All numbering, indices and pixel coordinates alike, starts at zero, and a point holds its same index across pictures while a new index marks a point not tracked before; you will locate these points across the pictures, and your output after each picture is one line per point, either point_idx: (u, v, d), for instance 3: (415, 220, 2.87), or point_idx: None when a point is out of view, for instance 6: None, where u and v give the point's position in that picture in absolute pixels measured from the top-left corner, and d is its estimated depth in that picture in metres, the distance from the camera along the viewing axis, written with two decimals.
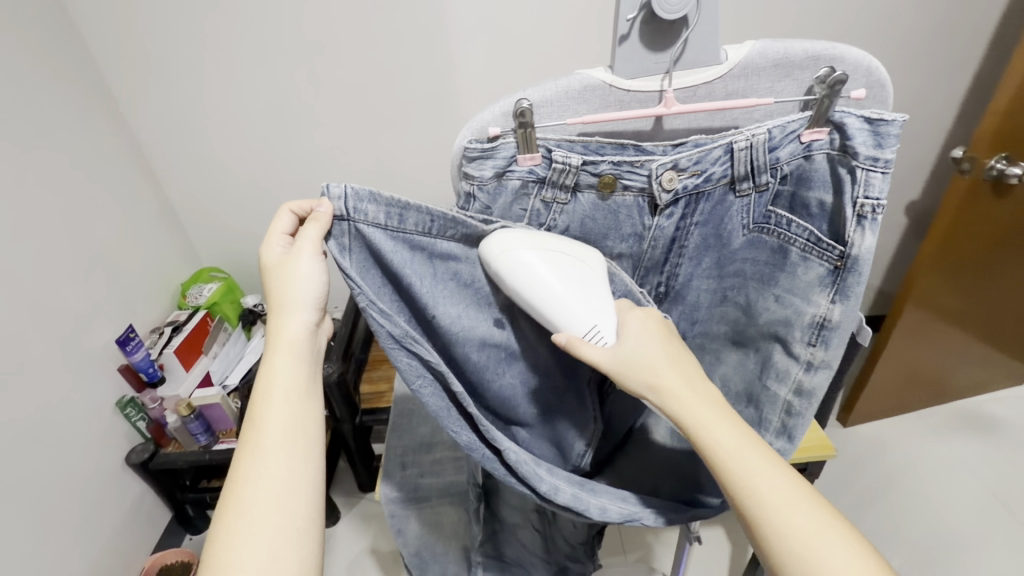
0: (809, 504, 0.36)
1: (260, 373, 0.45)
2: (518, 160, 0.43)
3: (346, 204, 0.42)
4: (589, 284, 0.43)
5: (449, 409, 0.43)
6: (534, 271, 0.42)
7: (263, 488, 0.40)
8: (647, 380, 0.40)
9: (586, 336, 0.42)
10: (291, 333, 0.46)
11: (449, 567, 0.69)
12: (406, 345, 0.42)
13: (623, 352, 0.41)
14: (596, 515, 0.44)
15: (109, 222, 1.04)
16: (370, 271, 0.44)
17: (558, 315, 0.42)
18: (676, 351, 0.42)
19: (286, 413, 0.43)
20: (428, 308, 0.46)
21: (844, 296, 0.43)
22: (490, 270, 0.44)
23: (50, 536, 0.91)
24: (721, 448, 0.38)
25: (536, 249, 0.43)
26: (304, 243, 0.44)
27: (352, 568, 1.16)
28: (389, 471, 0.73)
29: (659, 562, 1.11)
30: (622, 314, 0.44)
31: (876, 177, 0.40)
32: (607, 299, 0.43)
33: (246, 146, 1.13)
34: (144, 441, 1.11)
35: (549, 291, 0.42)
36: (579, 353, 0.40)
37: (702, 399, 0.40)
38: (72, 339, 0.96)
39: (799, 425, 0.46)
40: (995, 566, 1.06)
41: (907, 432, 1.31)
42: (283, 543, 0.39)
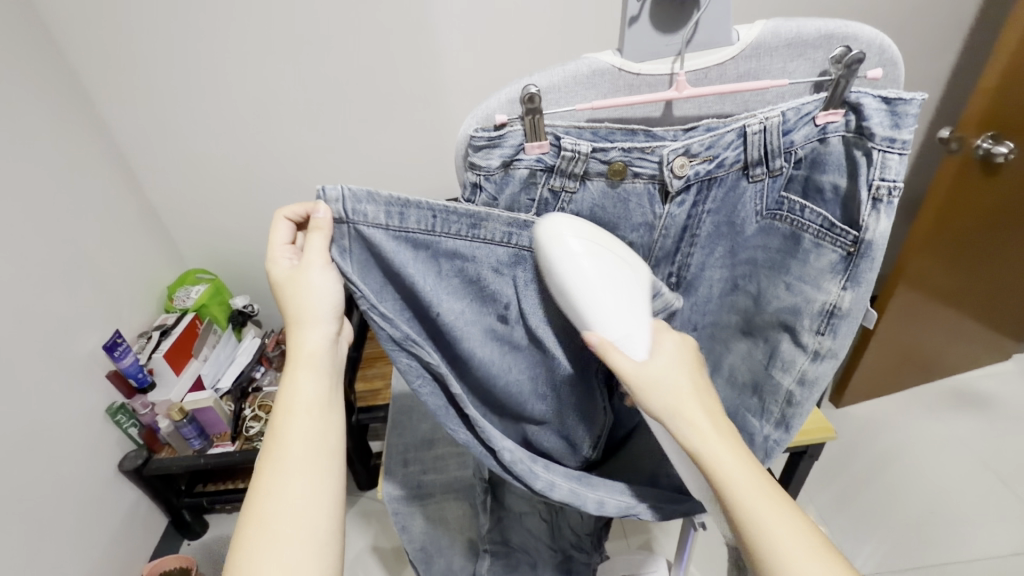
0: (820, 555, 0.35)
1: (281, 388, 0.43)
2: (526, 148, 0.42)
3: (344, 206, 0.40)
4: (632, 293, 0.42)
5: (447, 409, 0.43)
6: (586, 268, 0.40)
7: (288, 504, 0.39)
8: (668, 405, 0.39)
9: (619, 343, 0.41)
10: (311, 346, 0.45)
11: (455, 560, 0.67)
12: (408, 347, 0.41)
13: (649, 368, 0.40)
14: (591, 510, 0.45)
15: (91, 227, 1.01)
16: (372, 273, 0.43)
17: (595, 317, 0.41)
18: (697, 378, 0.41)
19: (310, 424, 0.42)
20: (433, 306, 0.44)
21: (856, 282, 0.43)
22: (539, 257, 0.42)
23: (47, 549, 0.89)
24: (723, 467, 0.37)
25: (594, 245, 0.41)
26: (312, 255, 0.42)
27: (355, 567, 1.14)
28: (390, 469, 0.72)
29: (661, 546, 1.12)
30: (658, 332, 0.43)
31: (893, 158, 0.40)
32: (646, 311, 0.42)
33: (230, 144, 1.10)
34: (137, 448, 1.08)
35: (592, 291, 0.40)
36: (609, 358, 0.40)
37: (719, 429, 0.39)
38: (59, 347, 0.93)
39: (798, 415, 0.47)
40: (992, 540, 1.08)
41: (900, 410, 1.33)
42: (304, 557, 0.38)
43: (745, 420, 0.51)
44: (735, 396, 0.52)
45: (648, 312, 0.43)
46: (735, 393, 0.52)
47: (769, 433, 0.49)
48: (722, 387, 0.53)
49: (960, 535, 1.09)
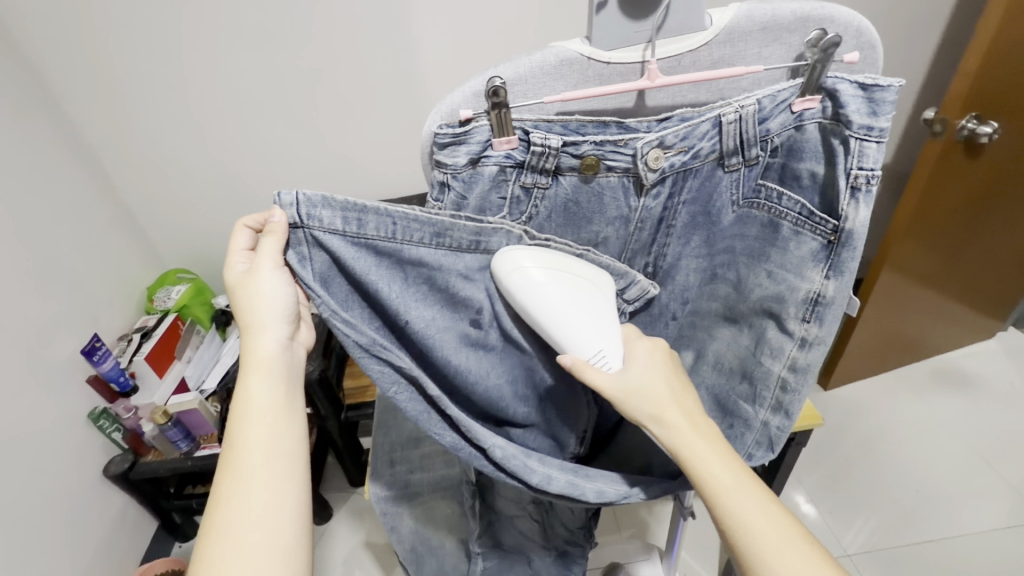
0: (805, 550, 0.35)
1: (236, 396, 0.42)
2: (494, 144, 0.40)
3: (299, 211, 0.38)
4: (598, 309, 0.43)
5: (427, 412, 0.40)
6: (549, 292, 0.42)
7: (245, 516, 0.38)
8: (651, 411, 0.39)
9: (592, 360, 0.41)
10: (263, 352, 0.44)
11: (447, 559, 0.66)
12: (376, 353, 0.39)
13: (627, 379, 0.40)
14: (591, 499, 0.43)
15: (64, 229, 0.98)
16: (333, 280, 0.40)
17: (565, 338, 0.41)
18: (677, 382, 0.41)
19: (267, 429, 0.41)
20: (400, 314, 0.42)
21: (838, 271, 0.42)
22: (502, 287, 0.43)
23: (38, 558, 0.87)
24: (710, 474, 0.37)
25: (553, 271, 0.42)
26: (264, 259, 0.41)
27: (348, 564, 1.14)
28: (377, 470, 0.70)
29: (652, 534, 1.12)
30: (628, 343, 0.44)
31: (870, 146, 0.39)
32: (616, 327, 0.43)
33: (204, 139, 1.06)
34: (122, 452, 1.06)
35: (559, 314, 0.41)
36: (584, 377, 0.40)
37: (702, 433, 0.39)
38: (36, 352, 0.90)
39: (795, 401, 0.44)
40: (979, 517, 1.09)
41: (886, 392, 1.34)
42: (270, 564, 0.37)
43: (736, 407, 0.48)
44: (723, 383, 0.49)
45: (619, 326, 0.44)
46: (722, 380, 0.49)
47: (766, 420, 0.46)
48: (709, 375, 0.50)
49: (948, 512, 1.11)
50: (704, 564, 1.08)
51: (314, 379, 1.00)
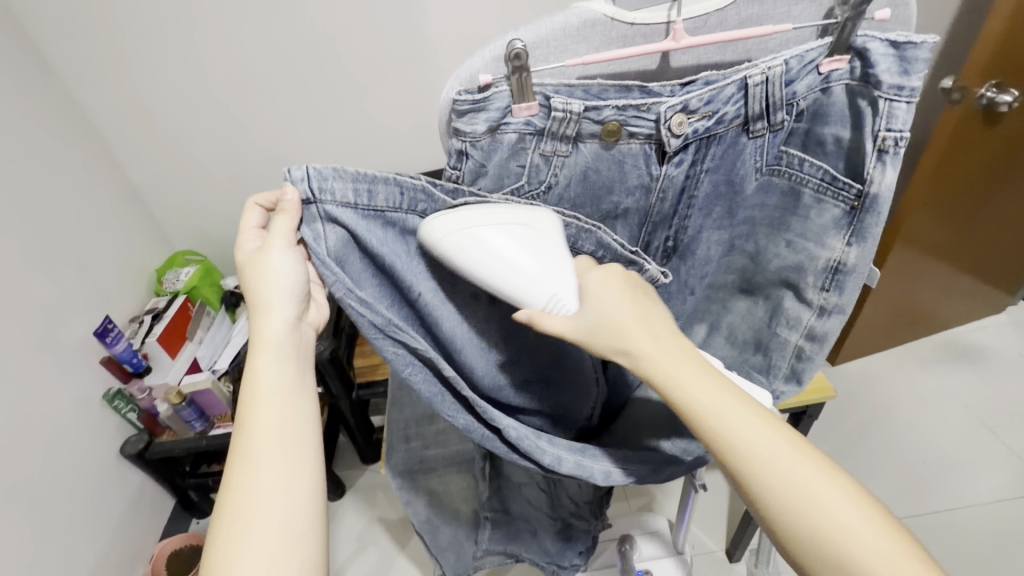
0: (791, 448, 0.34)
1: (245, 377, 0.42)
2: (514, 110, 0.39)
3: (310, 185, 0.38)
4: (545, 248, 0.40)
5: (443, 394, 0.40)
6: (492, 245, 0.38)
7: (260, 501, 0.38)
8: (616, 344, 0.37)
9: (549, 307, 0.39)
10: (271, 331, 0.43)
11: (459, 530, 0.68)
12: (391, 333, 0.38)
13: (584, 316, 0.38)
14: (599, 481, 0.43)
15: (72, 210, 0.97)
16: (347, 257, 0.40)
17: (516, 288, 0.38)
18: (644, 306, 0.39)
19: (276, 414, 0.41)
20: (411, 286, 0.42)
21: (862, 237, 0.41)
22: (443, 251, 0.39)
23: (59, 535, 0.88)
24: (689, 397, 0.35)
25: (485, 226, 0.39)
26: (275, 237, 0.42)
27: (361, 539, 1.16)
28: (391, 445, 0.68)
29: (661, 506, 1.14)
30: (582, 277, 0.41)
31: (901, 107, 0.38)
32: (568, 262, 0.40)
33: (209, 116, 1.05)
34: (138, 432, 1.06)
35: (504, 265, 0.38)
36: (546, 327, 0.38)
37: (675, 356, 0.37)
38: (47, 333, 0.90)
39: (808, 369, 0.46)
40: (986, 488, 1.10)
41: (894, 365, 1.34)
42: (285, 550, 0.37)
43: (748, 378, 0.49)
44: (736, 355, 0.49)
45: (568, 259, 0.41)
46: (735, 352, 0.50)
47: (778, 388, 0.48)
48: (721, 346, 0.50)
49: (956, 482, 1.11)
50: (713, 535, 1.10)
51: (325, 359, 1.00)
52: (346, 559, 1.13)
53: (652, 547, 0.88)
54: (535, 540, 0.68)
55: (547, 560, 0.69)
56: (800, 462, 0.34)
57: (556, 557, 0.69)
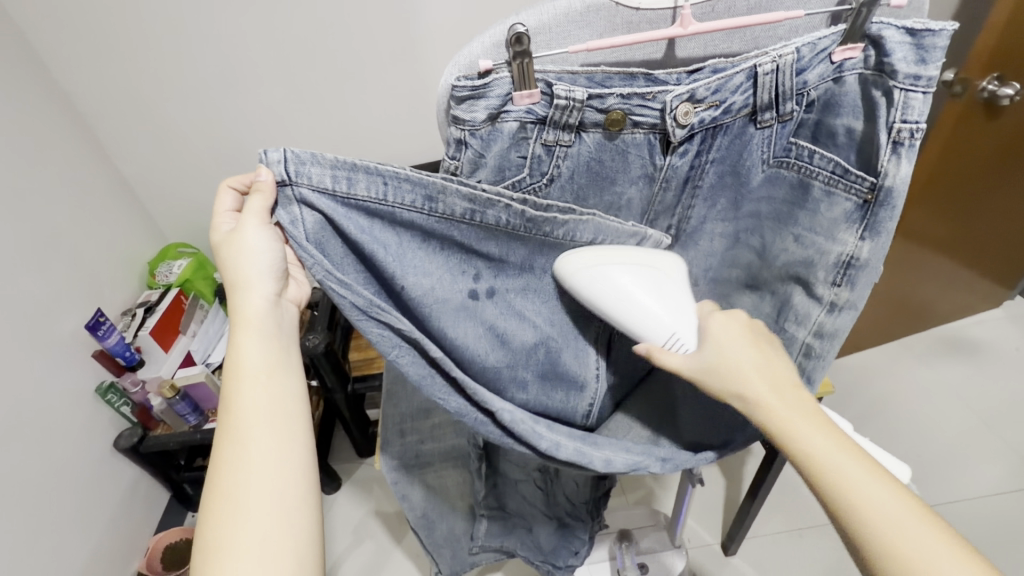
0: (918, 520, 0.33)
1: (226, 358, 0.41)
2: (514, 98, 0.38)
3: (287, 168, 0.37)
4: (670, 292, 0.42)
5: (432, 376, 0.39)
6: (620, 282, 0.42)
7: (249, 483, 0.37)
8: (733, 389, 0.38)
9: (666, 344, 0.41)
10: (253, 310, 0.42)
11: (456, 525, 0.69)
12: (375, 314, 0.37)
13: (702, 361, 0.39)
14: (601, 467, 0.41)
15: (62, 201, 0.95)
16: (327, 241, 0.39)
17: (637, 325, 0.41)
18: (764, 353, 0.39)
19: (263, 391, 0.40)
20: (394, 278, 0.41)
21: (874, 232, 0.39)
22: (572, 284, 0.43)
23: (52, 530, 0.87)
24: (811, 448, 0.35)
25: (620, 264, 0.42)
26: (248, 216, 0.40)
27: (358, 532, 1.16)
28: (387, 440, 0.66)
29: (657, 500, 1.14)
30: (703, 319, 0.42)
31: (916, 97, 0.36)
32: (688, 307, 0.42)
33: (202, 104, 1.03)
34: (131, 426, 1.05)
35: (631, 301, 0.41)
36: (660, 360, 0.40)
37: (795, 407, 0.37)
38: (37, 326, 0.88)
39: (819, 367, 0.42)
40: (981, 481, 1.11)
41: (890, 359, 1.34)
42: (281, 529, 0.37)
43: None
44: None
45: (691, 302, 0.43)
46: None
47: None
48: None
49: (950, 476, 1.12)
50: (709, 527, 1.10)
51: (319, 352, 0.99)
52: (342, 553, 1.13)
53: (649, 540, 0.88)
54: (531, 537, 0.69)
55: (542, 559, 0.69)
56: (923, 532, 0.33)
57: (550, 557, 0.69)
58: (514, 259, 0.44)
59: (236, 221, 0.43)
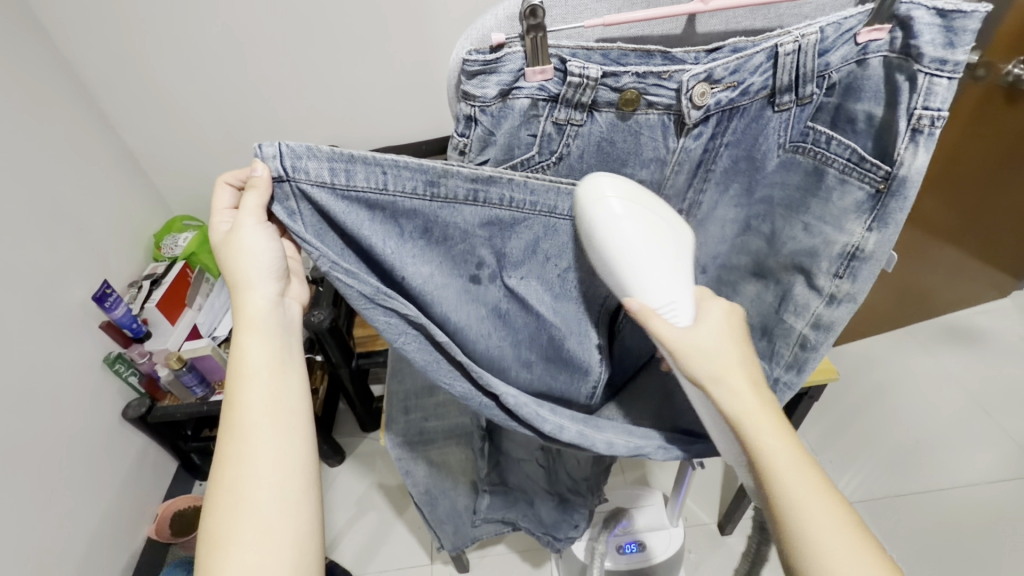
0: (857, 539, 0.33)
1: (231, 355, 0.41)
2: (526, 75, 0.37)
3: (282, 163, 0.37)
4: (671, 266, 0.40)
5: (438, 361, 0.40)
6: (627, 234, 0.39)
7: (254, 484, 0.37)
8: (710, 378, 0.37)
9: (662, 310, 0.39)
10: (254, 309, 0.43)
11: (458, 501, 0.71)
12: (381, 302, 0.38)
13: (692, 337, 0.38)
14: (601, 450, 0.43)
15: (68, 173, 0.95)
16: (326, 235, 0.40)
17: (635, 280, 0.39)
18: (744, 349, 0.39)
19: (265, 388, 0.40)
20: (395, 270, 0.42)
21: (883, 223, 0.40)
22: (583, 226, 0.40)
23: (64, 493, 0.90)
24: (774, 458, 0.35)
25: (638, 209, 0.39)
26: (246, 214, 0.40)
27: (361, 503, 1.18)
28: (391, 417, 0.67)
29: (655, 480, 1.16)
30: (701, 301, 0.41)
31: (941, 83, 0.35)
32: (689, 283, 0.41)
33: (207, 75, 1.01)
34: (139, 396, 1.06)
35: (633, 254, 0.39)
36: (649, 324, 0.38)
37: (764, 404, 0.36)
38: (44, 297, 0.89)
39: (812, 358, 0.45)
40: (975, 466, 1.12)
41: (894, 346, 1.34)
42: (281, 522, 0.37)
43: None
44: None
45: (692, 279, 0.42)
46: None
47: (779, 375, 0.47)
48: None
49: (947, 462, 1.13)
50: (706, 507, 1.12)
51: (325, 329, 0.99)
52: (345, 523, 1.16)
53: (646, 518, 0.89)
54: (532, 510, 0.72)
55: (544, 530, 0.73)
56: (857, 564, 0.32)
57: (551, 529, 0.71)
58: (515, 247, 0.44)
59: (234, 222, 0.43)
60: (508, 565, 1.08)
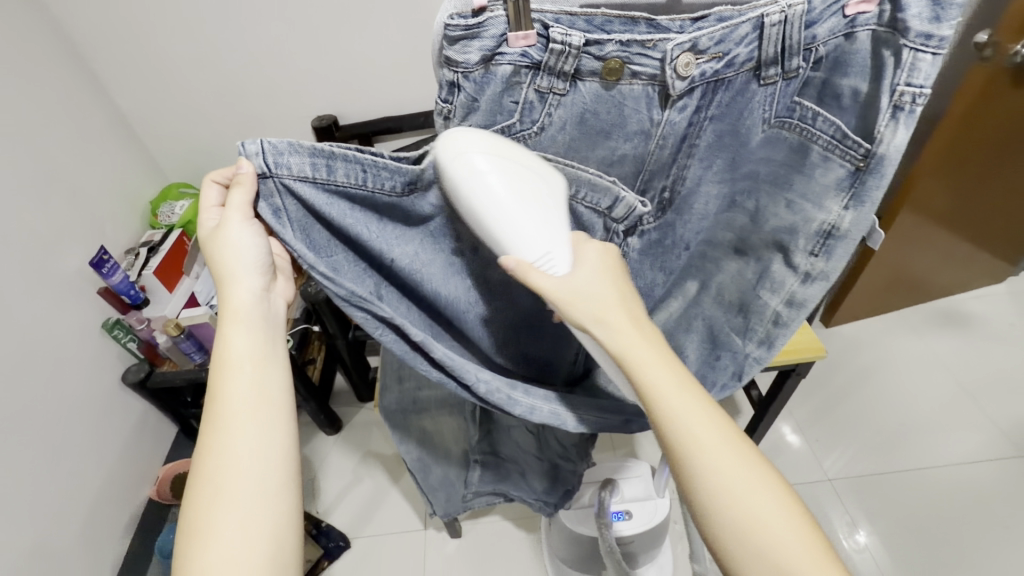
0: (729, 436, 0.36)
1: (214, 349, 0.42)
2: (509, 40, 0.37)
3: (265, 160, 0.38)
4: (547, 214, 0.39)
5: (413, 353, 0.41)
6: (495, 189, 0.37)
7: (234, 473, 0.38)
8: (590, 316, 0.38)
9: (539, 262, 0.38)
10: (238, 302, 0.43)
11: (450, 471, 0.73)
12: (359, 305, 0.39)
13: (571, 282, 0.38)
14: (571, 427, 0.45)
15: (62, 139, 0.94)
16: (313, 227, 0.40)
17: (509, 236, 0.38)
18: (623, 285, 0.40)
19: (248, 382, 0.41)
20: (383, 253, 0.43)
21: (859, 201, 0.40)
22: (449, 188, 0.38)
23: (65, 454, 0.92)
24: (656, 385, 0.36)
25: (501, 161, 0.37)
26: (232, 211, 0.40)
27: (357, 469, 1.22)
28: (386, 385, 0.70)
29: (644, 454, 1.18)
30: (577, 246, 0.41)
31: (925, 59, 0.35)
32: (565, 230, 0.40)
33: (200, 40, 0.99)
34: (138, 361, 1.07)
35: (503, 209, 0.37)
36: (530, 280, 0.38)
37: (643, 336, 0.38)
38: (38, 263, 0.89)
39: (782, 335, 0.46)
40: (957, 445, 1.14)
41: (885, 329, 1.35)
42: (256, 512, 0.38)
43: (727, 339, 0.50)
44: (720, 314, 0.50)
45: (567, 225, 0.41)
46: (720, 312, 0.50)
47: (749, 351, 0.48)
48: (710, 306, 0.50)
49: (933, 441, 1.15)
50: None
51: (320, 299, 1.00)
52: (339, 490, 1.19)
53: (633, 489, 0.91)
54: (524, 479, 0.74)
55: (536, 497, 0.75)
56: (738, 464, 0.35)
57: (543, 495, 0.74)
58: None
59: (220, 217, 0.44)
60: (498, 531, 1.12)
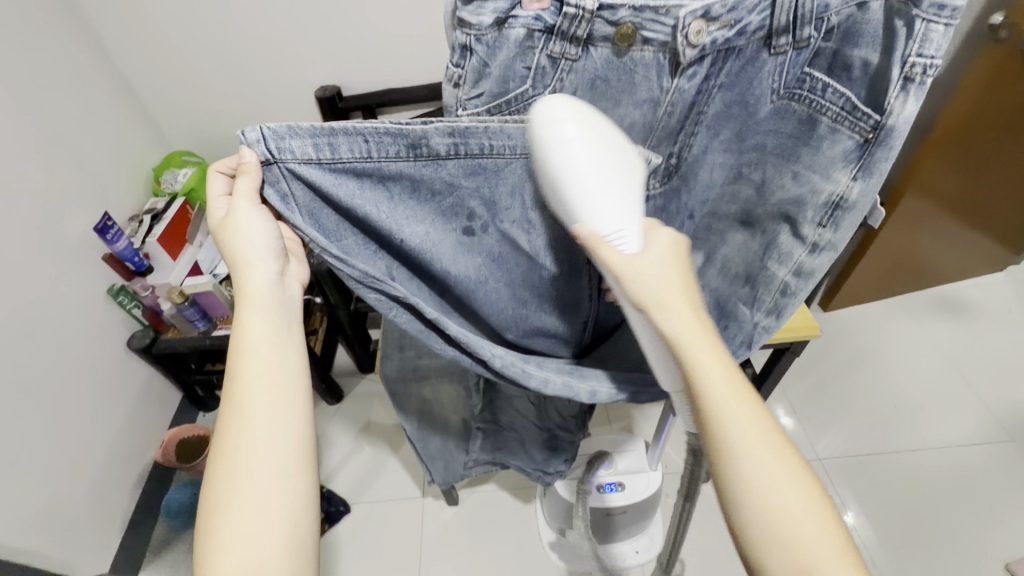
0: (769, 435, 0.36)
1: (233, 331, 0.43)
2: (523, 3, 0.39)
3: (267, 146, 0.38)
4: (621, 191, 0.39)
5: (427, 331, 0.42)
6: (575, 157, 0.38)
7: (255, 451, 0.39)
8: (651, 297, 0.37)
9: (610, 236, 0.39)
10: (253, 287, 0.44)
11: (449, 441, 0.76)
12: (371, 287, 0.41)
13: (635, 261, 0.38)
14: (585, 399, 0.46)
15: (65, 102, 0.94)
16: (320, 212, 0.41)
17: (582, 206, 0.38)
18: (683, 271, 0.40)
19: (265, 364, 0.42)
20: (394, 233, 0.44)
21: (867, 172, 0.40)
22: (536, 151, 0.39)
23: (71, 415, 0.94)
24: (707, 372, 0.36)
25: (588, 131, 0.38)
26: (240, 197, 0.41)
27: (358, 438, 1.24)
28: (387, 353, 0.71)
29: (639, 429, 1.20)
30: (649, 228, 0.41)
31: (937, 29, 0.35)
32: (639, 209, 0.40)
33: (203, 4, 0.97)
34: (143, 328, 1.09)
35: (581, 178, 0.38)
36: (598, 250, 0.39)
37: (701, 325, 0.38)
38: (42, 228, 0.90)
39: (790, 304, 0.47)
40: (945, 427, 1.17)
41: (884, 313, 1.36)
42: (276, 490, 0.39)
43: (733, 308, 0.50)
44: (726, 287, 0.50)
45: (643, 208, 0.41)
46: (726, 283, 0.50)
47: (758, 320, 0.48)
48: (714, 278, 0.51)
49: (923, 423, 1.17)
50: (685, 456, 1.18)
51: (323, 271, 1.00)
52: (339, 459, 1.22)
53: (627, 462, 0.93)
54: (523, 448, 0.75)
55: (535, 465, 0.77)
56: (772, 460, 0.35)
57: (541, 464, 0.76)
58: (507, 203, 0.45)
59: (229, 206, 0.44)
60: (495, 500, 1.15)
